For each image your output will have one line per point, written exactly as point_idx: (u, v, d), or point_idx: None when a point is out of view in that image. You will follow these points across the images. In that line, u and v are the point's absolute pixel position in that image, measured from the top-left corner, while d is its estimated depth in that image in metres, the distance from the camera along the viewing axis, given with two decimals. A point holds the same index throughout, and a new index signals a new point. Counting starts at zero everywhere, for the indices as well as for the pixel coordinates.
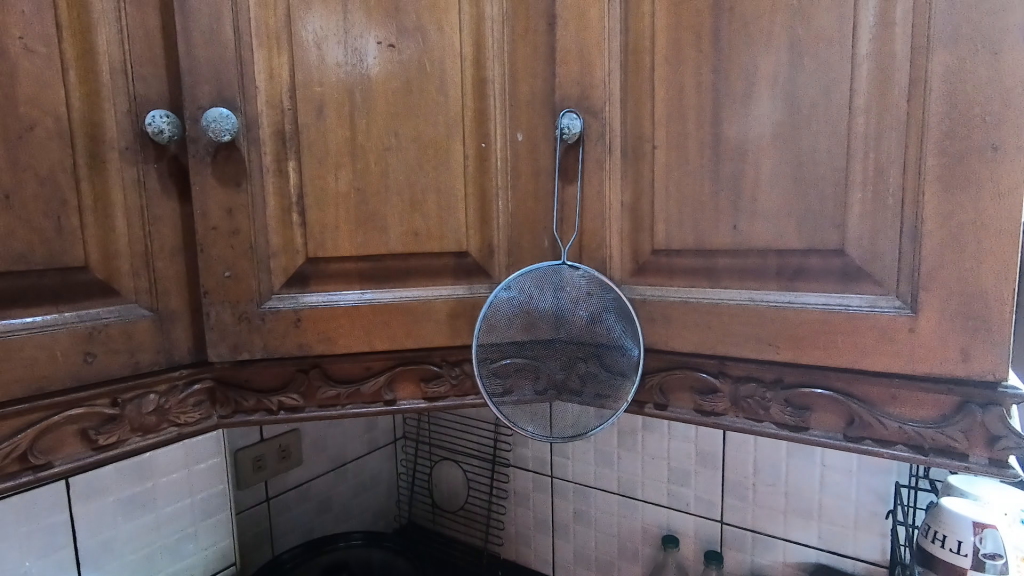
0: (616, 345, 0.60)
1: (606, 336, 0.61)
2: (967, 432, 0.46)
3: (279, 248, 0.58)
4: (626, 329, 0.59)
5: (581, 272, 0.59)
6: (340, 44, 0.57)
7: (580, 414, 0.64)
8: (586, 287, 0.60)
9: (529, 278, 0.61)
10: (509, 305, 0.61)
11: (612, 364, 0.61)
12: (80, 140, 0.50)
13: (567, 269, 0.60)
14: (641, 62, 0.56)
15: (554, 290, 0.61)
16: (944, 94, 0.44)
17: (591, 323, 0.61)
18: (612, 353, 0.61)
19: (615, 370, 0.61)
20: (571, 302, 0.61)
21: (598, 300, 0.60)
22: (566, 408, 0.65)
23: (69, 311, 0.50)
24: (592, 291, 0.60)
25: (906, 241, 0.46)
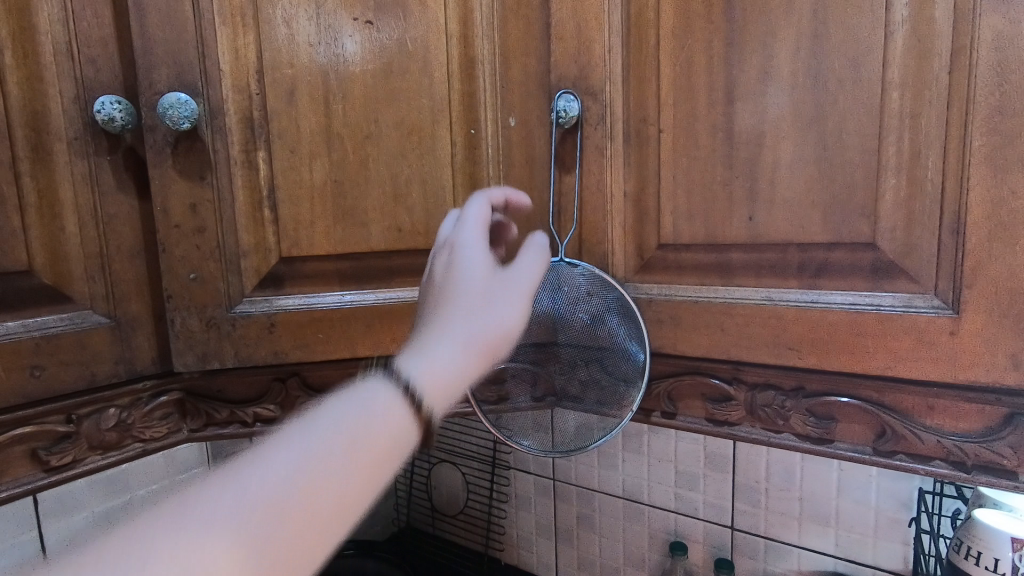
0: (619, 349, 0.55)
1: (607, 339, 0.56)
2: (1017, 448, 0.41)
3: (250, 247, 0.53)
4: (629, 331, 0.54)
5: (581, 270, 0.55)
6: (312, 23, 0.52)
7: (580, 423, 0.60)
8: (586, 285, 0.55)
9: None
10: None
11: (614, 370, 0.57)
12: (20, 129, 0.45)
13: (566, 266, 0.55)
14: (645, 36, 0.50)
15: (550, 290, 0.57)
16: (992, 65, 0.38)
17: (591, 325, 0.57)
18: (614, 358, 0.56)
19: (619, 375, 0.56)
20: (569, 302, 0.57)
21: (599, 300, 0.55)
22: (565, 416, 0.60)
23: (13, 320, 0.45)
24: (592, 291, 0.55)
25: (947, 233, 0.41)
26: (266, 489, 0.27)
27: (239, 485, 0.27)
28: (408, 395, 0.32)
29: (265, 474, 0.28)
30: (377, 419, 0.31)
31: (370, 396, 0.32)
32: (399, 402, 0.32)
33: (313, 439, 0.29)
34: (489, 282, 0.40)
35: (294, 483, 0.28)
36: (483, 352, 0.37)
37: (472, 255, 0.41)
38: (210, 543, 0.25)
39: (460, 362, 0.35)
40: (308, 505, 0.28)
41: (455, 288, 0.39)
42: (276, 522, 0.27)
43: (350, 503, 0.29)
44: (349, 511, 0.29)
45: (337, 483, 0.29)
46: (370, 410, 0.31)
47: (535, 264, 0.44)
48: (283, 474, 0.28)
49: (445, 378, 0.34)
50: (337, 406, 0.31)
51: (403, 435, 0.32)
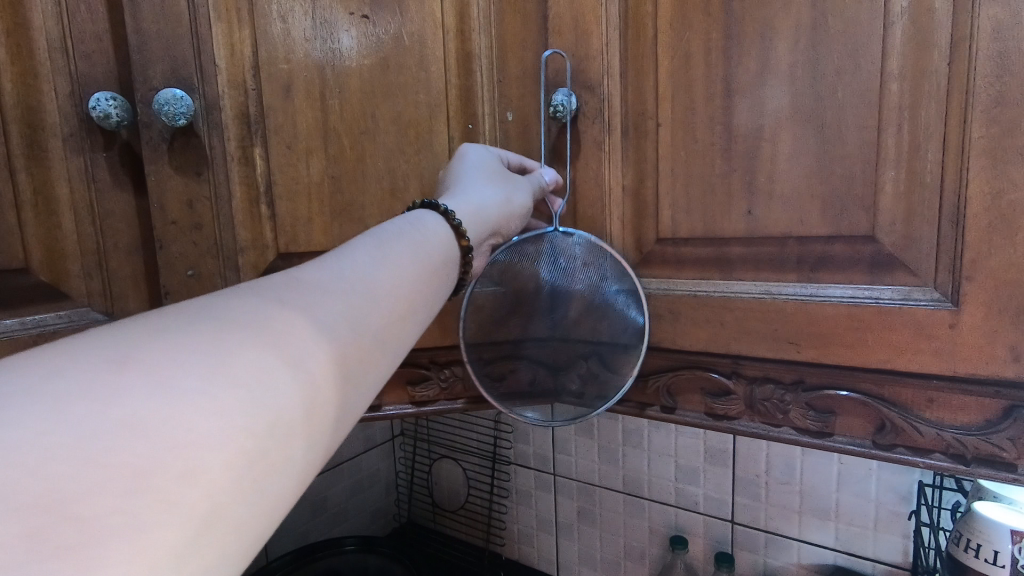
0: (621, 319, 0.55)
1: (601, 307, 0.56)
2: (1016, 440, 0.41)
3: (248, 243, 0.53)
4: (629, 299, 0.53)
5: (576, 239, 0.54)
6: (308, 17, 0.51)
7: (577, 400, 0.59)
8: (581, 255, 0.55)
9: (517, 247, 0.57)
10: (496, 275, 0.58)
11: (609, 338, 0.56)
12: (15, 126, 0.45)
13: (561, 236, 0.55)
14: (643, 29, 0.50)
15: (546, 261, 0.57)
16: (992, 55, 0.38)
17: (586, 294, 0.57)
18: (611, 327, 0.56)
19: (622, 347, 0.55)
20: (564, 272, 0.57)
21: (596, 269, 0.55)
22: (561, 392, 0.59)
23: (10, 318, 0.46)
24: (589, 260, 0.55)
25: (946, 225, 0.41)
26: (354, 276, 0.35)
27: (335, 270, 0.35)
28: (456, 227, 0.46)
29: (350, 268, 0.36)
30: (429, 238, 0.43)
31: (424, 223, 0.44)
32: (444, 226, 0.45)
33: (377, 249, 0.39)
34: (501, 178, 0.51)
35: (372, 272, 0.37)
36: (494, 218, 0.50)
37: (491, 153, 0.53)
38: (324, 314, 0.32)
39: (483, 218, 0.49)
40: (384, 292, 0.36)
41: (470, 166, 0.51)
42: (360, 278, 0.36)
43: (412, 299, 0.39)
44: (412, 303, 0.39)
45: (400, 277, 0.38)
46: (424, 229, 0.43)
47: (538, 187, 0.53)
48: (359, 269, 0.36)
49: (474, 225, 0.48)
50: (392, 224, 0.43)
51: (447, 249, 0.45)
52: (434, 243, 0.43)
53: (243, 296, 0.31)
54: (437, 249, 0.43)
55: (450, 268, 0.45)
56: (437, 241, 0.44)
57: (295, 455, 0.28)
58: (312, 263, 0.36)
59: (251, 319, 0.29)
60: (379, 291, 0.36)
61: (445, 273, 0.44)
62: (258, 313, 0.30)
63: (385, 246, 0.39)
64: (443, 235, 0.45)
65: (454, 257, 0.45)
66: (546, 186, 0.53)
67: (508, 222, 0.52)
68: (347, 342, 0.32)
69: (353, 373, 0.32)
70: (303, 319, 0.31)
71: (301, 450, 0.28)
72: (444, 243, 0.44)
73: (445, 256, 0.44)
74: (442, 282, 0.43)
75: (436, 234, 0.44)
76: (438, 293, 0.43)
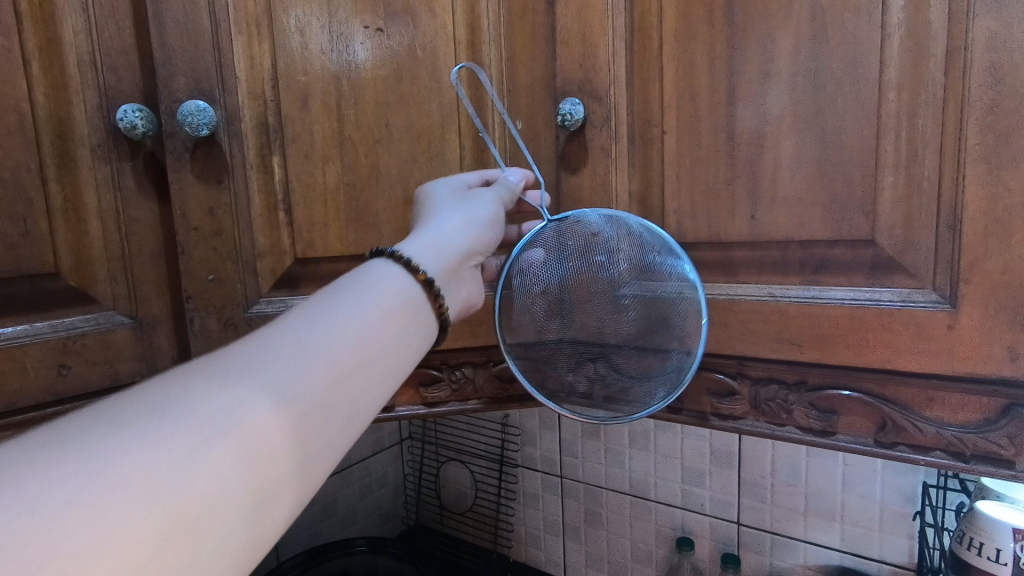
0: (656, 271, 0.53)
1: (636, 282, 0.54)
2: (1014, 438, 0.42)
3: (266, 249, 0.55)
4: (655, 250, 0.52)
5: (577, 217, 0.54)
6: (325, 30, 0.53)
7: (641, 391, 0.56)
8: (591, 227, 0.54)
9: (530, 246, 0.56)
10: (516, 280, 0.57)
11: (660, 319, 0.54)
12: (46, 137, 0.47)
13: (563, 222, 0.55)
14: (649, 41, 0.51)
15: (565, 250, 0.56)
16: (986, 66, 0.39)
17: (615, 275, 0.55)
18: (657, 307, 0.54)
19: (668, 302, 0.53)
20: (584, 256, 0.56)
21: (609, 236, 0.54)
22: (622, 387, 0.56)
23: (41, 320, 0.47)
24: (599, 230, 0.54)
25: (944, 229, 0.42)
26: (276, 349, 0.35)
27: (266, 344, 0.35)
28: (407, 265, 0.43)
29: (276, 341, 0.35)
30: (381, 292, 0.40)
31: (376, 274, 0.42)
32: (401, 275, 0.42)
33: (313, 313, 0.37)
34: (462, 198, 0.51)
35: (302, 338, 0.36)
36: (464, 241, 0.48)
37: (452, 179, 0.54)
38: (236, 398, 0.32)
39: (451, 246, 0.47)
40: (314, 358, 0.35)
41: (433, 196, 0.51)
42: (284, 351, 0.35)
43: (359, 360, 0.37)
44: (355, 362, 0.37)
45: (338, 338, 0.37)
46: (380, 284, 0.41)
47: (503, 192, 0.53)
48: (286, 339, 0.35)
49: (438, 257, 0.45)
50: (344, 281, 0.41)
51: (409, 300, 0.42)
52: (388, 293, 0.41)
53: (164, 387, 0.32)
54: (392, 298, 0.41)
55: (417, 313, 0.42)
56: (393, 290, 0.41)
57: (198, 550, 0.28)
58: (249, 336, 0.36)
59: (162, 409, 0.30)
60: (307, 359, 0.35)
61: (408, 321, 0.41)
62: (166, 403, 0.30)
63: (325, 307, 0.38)
64: (402, 282, 0.42)
65: (417, 299, 0.42)
66: (512, 188, 0.54)
67: (481, 244, 0.51)
68: (262, 425, 0.32)
69: (271, 454, 0.32)
70: (209, 406, 0.31)
71: (205, 544, 0.28)
72: (402, 290, 0.42)
73: (407, 303, 0.42)
74: (406, 330, 0.41)
75: (391, 284, 0.42)
76: (402, 343, 0.41)
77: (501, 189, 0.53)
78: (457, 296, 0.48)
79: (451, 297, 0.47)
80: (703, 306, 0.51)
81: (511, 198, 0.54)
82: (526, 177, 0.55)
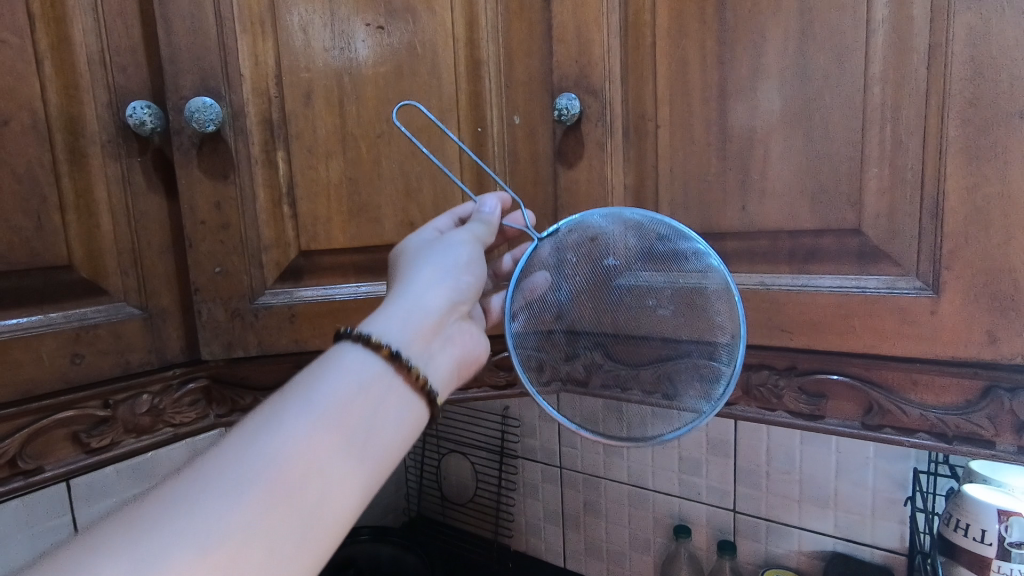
0: (663, 270, 0.53)
1: (641, 271, 0.54)
2: (993, 418, 0.44)
3: (271, 242, 0.57)
4: (658, 248, 0.52)
5: (570, 229, 0.53)
6: (327, 28, 0.55)
7: (662, 377, 0.55)
8: (587, 235, 0.54)
9: (530, 264, 0.54)
10: (522, 303, 0.54)
11: (674, 305, 0.53)
12: (59, 134, 0.48)
13: (559, 237, 0.54)
14: (642, 38, 0.53)
15: (567, 255, 0.54)
16: (966, 60, 0.41)
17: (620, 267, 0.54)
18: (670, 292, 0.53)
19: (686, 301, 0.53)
20: (586, 257, 0.54)
21: (607, 242, 0.54)
22: (639, 375, 0.56)
23: (54, 311, 0.49)
24: (595, 236, 0.54)
25: (927, 218, 0.44)
26: (216, 472, 0.31)
27: (213, 463, 0.32)
28: (367, 342, 0.38)
29: (216, 457, 0.32)
30: (345, 382, 0.36)
31: (335, 360, 0.38)
32: (368, 357, 0.38)
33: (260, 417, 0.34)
34: (430, 249, 0.47)
35: (245, 455, 0.32)
36: (439, 297, 0.44)
37: (422, 231, 0.51)
38: (169, 540, 0.28)
39: (421, 309, 0.43)
40: (256, 475, 0.31)
41: (402, 253, 0.48)
42: (221, 472, 0.31)
43: (322, 465, 0.33)
44: (309, 474, 0.33)
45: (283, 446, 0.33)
46: (345, 372, 0.37)
47: (475, 228, 0.50)
48: (226, 454, 0.32)
49: (407, 325, 0.41)
50: (308, 370, 0.37)
51: (381, 385, 0.38)
52: (345, 381, 0.37)
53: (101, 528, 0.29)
54: (352, 386, 0.37)
55: (387, 397, 0.38)
56: (352, 378, 0.37)
57: None
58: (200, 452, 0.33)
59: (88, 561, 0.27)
60: (247, 476, 0.31)
61: (376, 407, 0.37)
62: (84, 555, 0.28)
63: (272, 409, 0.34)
64: (363, 365, 0.38)
65: (386, 379, 0.38)
66: (483, 227, 0.50)
67: (460, 296, 0.46)
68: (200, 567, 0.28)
69: None
70: (138, 552, 0.28)
71: None
72: (364, 375, 0.37)
73: (371, 389, 0.37)
74: (373, 419, 0.36)
75: (349, 370, 0.37)
76: (371, 432, 0.36)
77: (473, 227, 0.50)
78: (444, 361, 0.43)
79: (437, 365, 0.42)
80: (736, 299, 0.50)
81: (487, 232, 0.50)
82: (498, 204, 0.52)
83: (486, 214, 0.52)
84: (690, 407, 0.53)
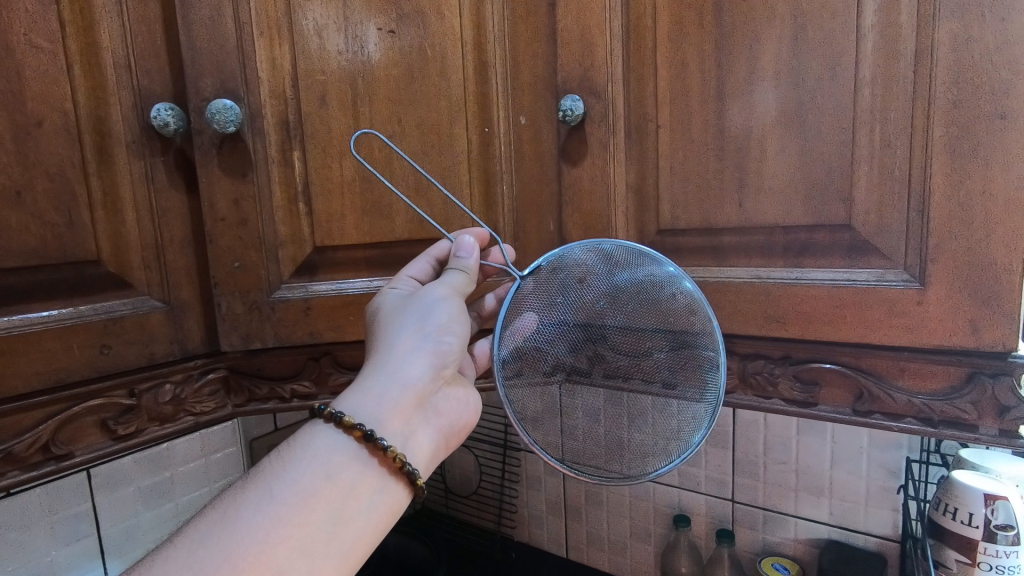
0: (655, 299, 0.56)
1: (627, 270, 0.56)
2: (976, 403, 0.47)
3: (287, 238, 0.59)
4: (648, 280, 0.56)
5: (559, 266, 0.57)
6: (340, 32, 0.57)
7: (664, 367, 0.57)
8: (576, 271, 0.57)
9: (516, 300, 0.57)
10: (513, 341, 0.57)
11: (662, 297, 0.56)
12: (87, 135, 0.50)
13: (550, 273, 0.57)
14: (644, 41, 0.55)
15: (549, 280, 0.57)
16: (950, 65, 0.43)
17: (604, 270, 0.57)
18: (658, 287, 0.55)
19: (681, 329, 0.55)
20: (569, 273, 0.57)
21: (598, 277, 0.57)
22: (640, 366, 0.58)
23: (83, 304, 0.51)
24: (587, 272, 0.57)
25: (914, 214, 0.46)
26: (207, 551, 0.39)
27: (208, 540, 0.39)
28: (339, 422, 0.45)
29: (199, 539, 0.39)
30: (316, 465, 0.43)
31: (310, 443, 0.45)
32: (338, 439, 0.45)
33: (239, 504, 0.41)
34: (409, 310, 0.52)
35: (231, 536, 0.39)
36: (419, 366, 0.50)
37: (400, 284, 0.56)
38: None
39: (396, 381, 0.49)
40: (223, 566, 0.38)
41: (382, 312, 0.53)
42: (200, 554, 0.39)
43: (294, 543, 0.40)
44: (282, 554, 0.40)
45: (251, 539, 0.39)
46: (318, 455, 0.44)
47: (451, 280, 0.54)
48: (206, 539, 0.39)
49: (384, 402, 0.47)
50: (290, 449, 0.45)
51: (349, 466, 0.44)
52: (317, 473, 0.43)
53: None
54: (322, 477, 0.43)
55: (358, 486, 0.44)
56: (325, 466, 0.44)
57: None
58: (201, 523, 0.41)
59: None
60: (217, 564, 0.38)
61: (343, 499, 0.43)
62: None
63: (249, 497, 0.41)
64: (338, 451, 0.44)
65: (357, 459, 0.45)
66: (463, 281, 0.55)
67: (440, 356, 0.51)
68: None
69: None
70: None
71: None
72: (336, 459, 0.44)
73: (341, 479, 0.44)
74: (339, 511, 0.43)
75: (324, 459, 0.44)
76: (338, 523, 0.42)
77: (451, 280, 0.54)
78: (426, 431, 0.50)
79: (418, 436, 0.49)
80: (714, 324, 0.54)
81: (465, 280, 0.55)
82: (474, 244, 0.56)
83: (463, 259, 0.56)
84: (702, 401, 0.56)
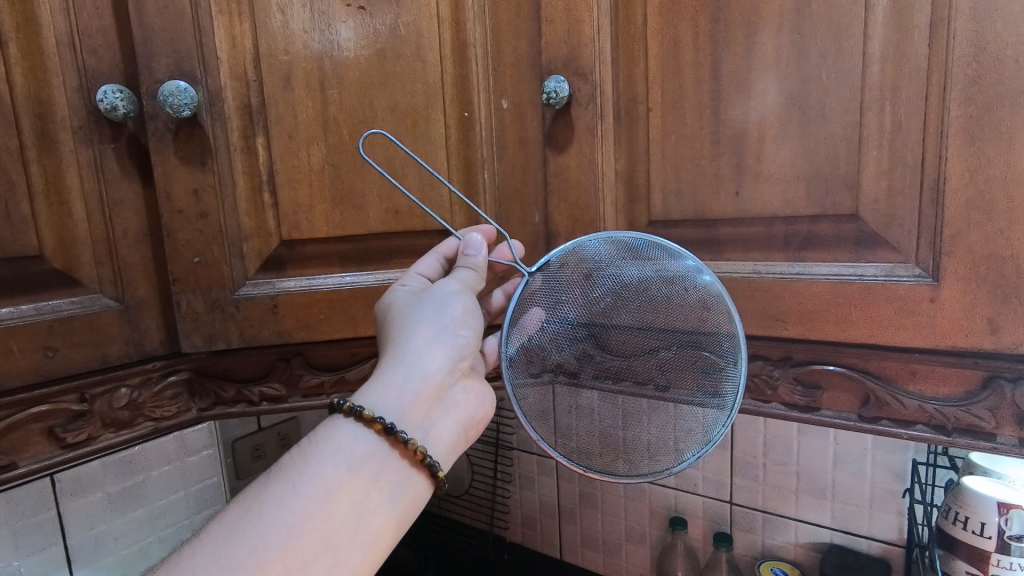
0: (660, 297, 0.52)
1: (635, 265, 0.52)
2: (994, 410, 0.43)
3: (252, 231, 0.55)
4: (652, 275, 0.52)
5: (563, 263, 0.53)
6: (306, 9, 0.53)
7: (659, 367, 0.53)
8: (580, 268, 0.53)
9: (522, 297, 0.53)
10: (520, 339, 0.54)
11: (670, 294, 0.51)
12: (26, 119, 0.46)
13: (556, 269, 0.53)
14: (633, 17, 0.51)
15: (556, 276, 0.53)
16: (969, 36, 0.39)
17: (608, 266, 0.53)
18: (667, 287, 0.51)
19: (691, 326, 0.51)
20: (573, 270, 0.53)
21: (598, 274, 0.53)
22: (632, 367, 0.54)
23: (26, 304, 0.47)
24: (589, 269, 0.53)
25: (927, 203, 0.42)
26: (229, 548, 0.36)
27: (229, 536, 0.36)
28: (360, 417, 0.41)
29: (220, 537, 0.36)
30: (339, 456, 0.40)
31: (329, 437, 0.41)
32: (358, 430, 0.41)
33: (262, 498, 0.38)
34: (424, 304, 0.48)
35: (254, 531, 0.36)
36: (438, 358, 0.46)
37: (410, 280, 0.52)
38: None
39: (418, 374, 0.45)
40: (248, 561, 0.35)
41: (394, 309, 0.49)
42: (221, 552, 0.36)
43: (321, 536, 0.37)
44: (307, 549, 0.37)
45: (276, 533, 0.36)
46: (339, 446, 0.40)
47: (462, 276, 0.50)
48: (229, 535, 0.36)
49: (405, 396, 0.43)
50: (311, 438, 0.41)
51: (372, 457, 0.41)
52: (339, 464, 0.40)
53: None
54: (345, 470, 0.40)
55: (380, 478, 0.41)
56: (347, 458, 0.40)
57: None
58: (219, 518, 0.38)
59: None
60: (241, 561, 0.35)
61: (367, 491, 0.40)
62: None
63: (270, 492, 0.38)
64: (360, 444, 0.41)
65: (380, 450, 0.41)
66: (478, 273, 0.51)
67: (459, 349, 0.47)
68: None
69: None
70: None
71: None
72: (359, 452, 0.41)
73: (363, 471, 0.40)
74: (364, 503, 0.39)
75: (347, 452, 0.40)
76: (363, 515, 0.39)
77: (460, 275, 0.50)
78: (446, 423, 0.46)
79: (439, 428, 0.45)
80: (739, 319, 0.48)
81: (475, 278, 0.51)
82: (483, 242, 0.52)
83: (472, 256, 0.52)
84: (699, 400, 0.53)
